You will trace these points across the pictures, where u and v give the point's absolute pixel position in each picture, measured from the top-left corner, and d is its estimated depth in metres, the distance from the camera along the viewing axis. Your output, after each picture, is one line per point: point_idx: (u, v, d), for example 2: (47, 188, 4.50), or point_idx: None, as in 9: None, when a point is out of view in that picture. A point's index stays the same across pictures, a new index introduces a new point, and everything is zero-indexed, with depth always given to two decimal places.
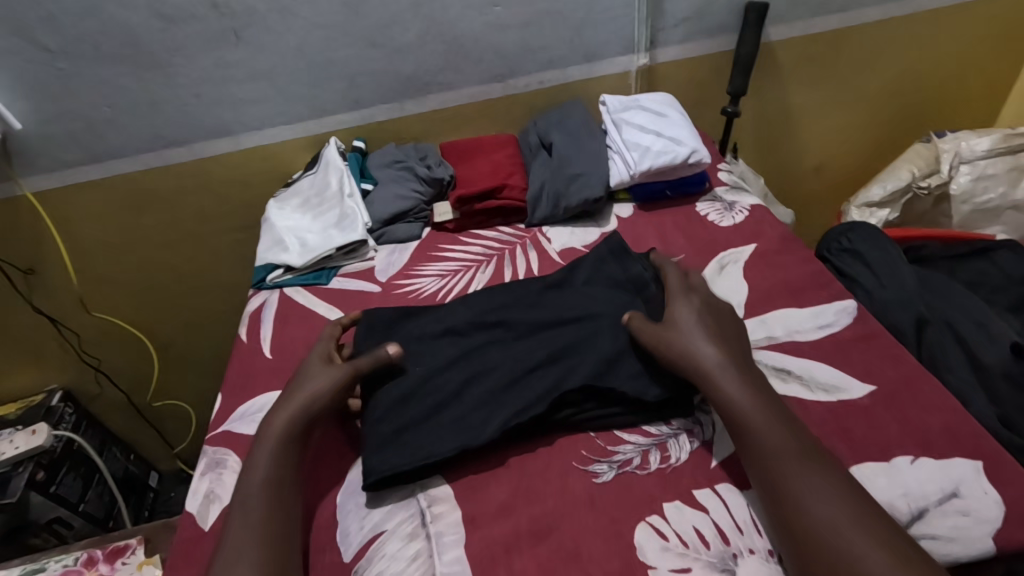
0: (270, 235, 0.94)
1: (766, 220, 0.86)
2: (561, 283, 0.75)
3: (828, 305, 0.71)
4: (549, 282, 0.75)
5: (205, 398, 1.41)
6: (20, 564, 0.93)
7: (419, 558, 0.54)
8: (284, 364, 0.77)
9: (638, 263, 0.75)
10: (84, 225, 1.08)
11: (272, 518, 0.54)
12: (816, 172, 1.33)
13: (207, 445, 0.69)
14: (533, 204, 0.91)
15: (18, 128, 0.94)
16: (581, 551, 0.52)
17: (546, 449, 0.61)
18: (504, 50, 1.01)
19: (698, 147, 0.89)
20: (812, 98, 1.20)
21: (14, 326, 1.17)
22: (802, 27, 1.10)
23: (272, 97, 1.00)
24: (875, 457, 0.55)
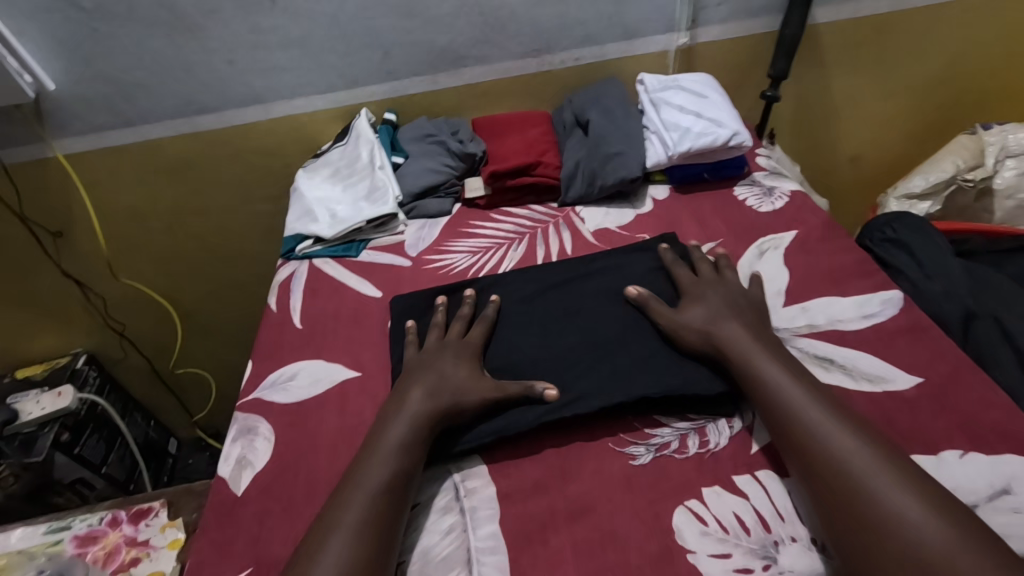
0: (299, 205, 0.93)
1: (807, 207, 0.84)
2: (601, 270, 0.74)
3: (873, 295, 0.69)
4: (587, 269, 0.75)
5: (226, 366, 1.42)
6: (45, 522, 0.94)
7: (453, 532, 0.53)
8: (314, 334, 0.76)
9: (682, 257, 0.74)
10: (113, 190, 1.08)
11: (392, 489, 0.53)
12: (852, 162, 1.30)
13: (237, 411, 0.69)
14: (567, 190, 0.89)
15: (52, 88, 0.94)
16: (618, 532, 0.52)
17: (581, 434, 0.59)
18: (542, 24, 0.99)
19: (740, 129, 0.87)
20: (854, 85, 1.17)
21: (41, 289, 1.18)
22: (849, 9, 1.06)
23: (304, 66, 0.98)
24: (922, 450, 0.54)
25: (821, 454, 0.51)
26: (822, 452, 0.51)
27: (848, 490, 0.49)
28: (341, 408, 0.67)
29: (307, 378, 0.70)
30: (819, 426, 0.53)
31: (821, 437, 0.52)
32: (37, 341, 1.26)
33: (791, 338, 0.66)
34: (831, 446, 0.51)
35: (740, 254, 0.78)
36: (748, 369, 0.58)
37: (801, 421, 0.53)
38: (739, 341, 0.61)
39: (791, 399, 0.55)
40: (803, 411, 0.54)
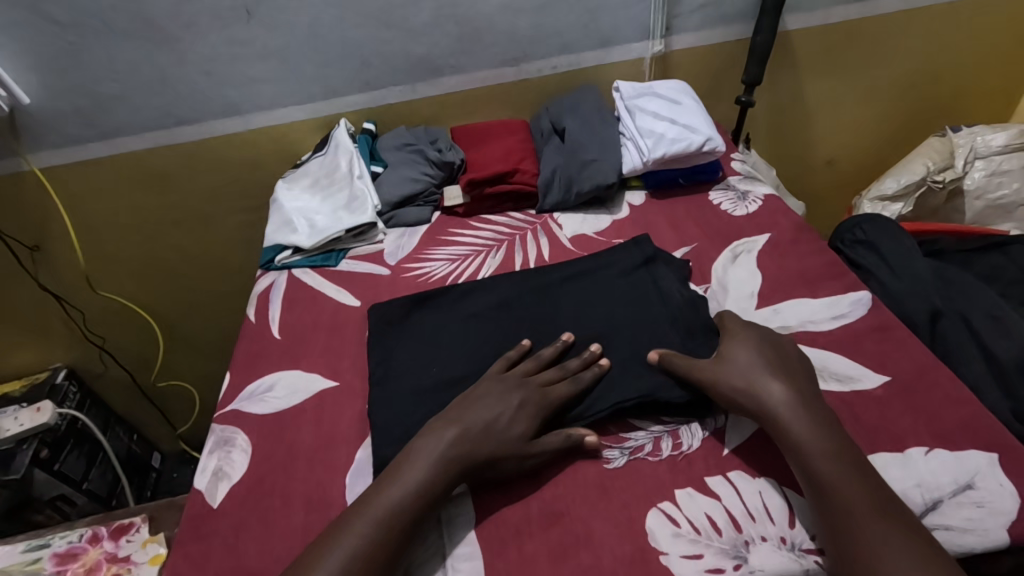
0: (278, 216, 0.93)
1: (780, 210, 0.85)
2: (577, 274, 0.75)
3: (843, 296, 0.70)
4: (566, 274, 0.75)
5: (209, 378, 1.41)
6: (25, 539, 0.93)
7: (429, 538, 0.54)
8: (292, 344, 0.76)
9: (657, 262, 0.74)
10: (91, 203, 1.07)
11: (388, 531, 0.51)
12: (828, 166, 1.32)
13: (215, 423, 0.69)
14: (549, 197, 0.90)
15: (26, 102, 0.93)
16: (591, 535, 0.52)
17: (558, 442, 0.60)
18: (517, 33, 1.00)
19: (713, 135, 0.88)
20: (825, 91, 1.19)
21: (19, 304, 1.17)
22: (819, 16, 1.08)
23: (282, 77, 0.98)
24: (889, 447, 0.55)
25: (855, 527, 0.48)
26: (859, 530, 0.48)
27: (877, 568, 0.45)
28: (318, 418, 0.67)
29: (285, 388, 0.70)
30: (848, 493, 0.49)
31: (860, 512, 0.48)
32: (16, 357, 1.24)
33: None
34: (845, 503, 0.49)
35: (714, 258, 0.79)
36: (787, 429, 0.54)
37: (839, 494, 0.50)
38: (777, 394, 0.56)
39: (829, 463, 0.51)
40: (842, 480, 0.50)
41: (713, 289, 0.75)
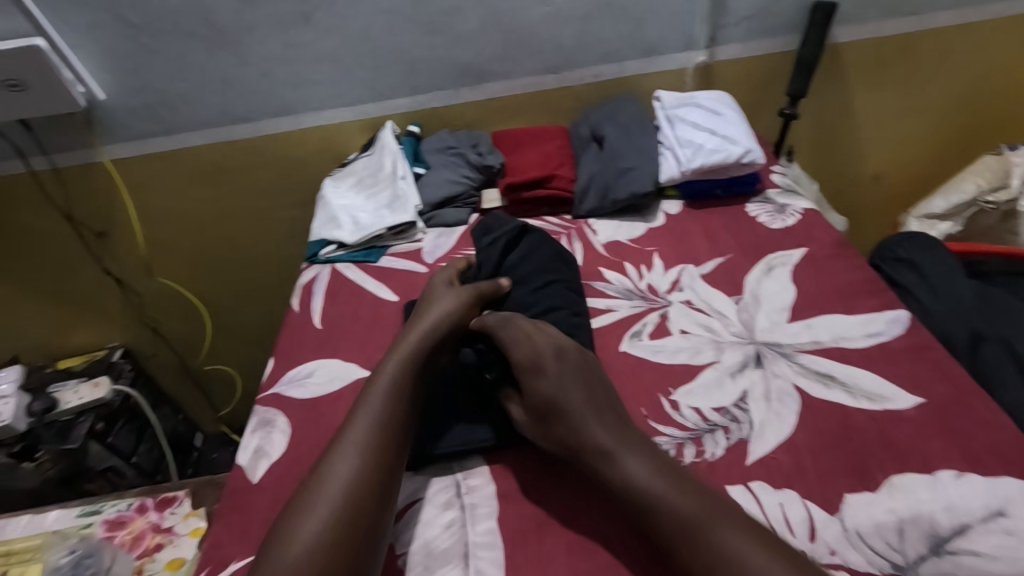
0: (324, 212, 0.98)
1: (819, 225, 0.85)
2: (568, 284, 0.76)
3: (879, 314, 0.70)
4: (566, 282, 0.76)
5: (251, 365, 1.48)
6: (79, 505, 1.00)
7: (452, 526, 0.56)
8: (333, 335, 0.80)
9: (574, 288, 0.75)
10: (152, 193, 1.14)
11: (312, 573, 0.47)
12: (874, 181, 1.29)
13: (258, 405, 0.73)
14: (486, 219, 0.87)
15: (101, 98, 1.01)
16: (608, 535, 0.53)
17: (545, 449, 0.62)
18: (561, 42, 1.02)
19: (753, 147, 0.88)
20: (873, 105, 1.17)
21: (82, 285, 1.25)
22: (870, 29, 1.06)
23: (334, 80, 1.03)
24: (918, 468, 0.55)
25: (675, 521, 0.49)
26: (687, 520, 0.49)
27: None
28: None
29: (324, 376, 0.74)
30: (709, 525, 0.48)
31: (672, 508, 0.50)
32: (78, 334, 1.33)
33: (793, 353, 0.66)
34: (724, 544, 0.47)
35: (748, 269, 0.79)
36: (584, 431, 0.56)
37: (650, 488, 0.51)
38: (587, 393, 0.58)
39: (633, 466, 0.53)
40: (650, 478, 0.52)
41: (745, 300, 0.74)
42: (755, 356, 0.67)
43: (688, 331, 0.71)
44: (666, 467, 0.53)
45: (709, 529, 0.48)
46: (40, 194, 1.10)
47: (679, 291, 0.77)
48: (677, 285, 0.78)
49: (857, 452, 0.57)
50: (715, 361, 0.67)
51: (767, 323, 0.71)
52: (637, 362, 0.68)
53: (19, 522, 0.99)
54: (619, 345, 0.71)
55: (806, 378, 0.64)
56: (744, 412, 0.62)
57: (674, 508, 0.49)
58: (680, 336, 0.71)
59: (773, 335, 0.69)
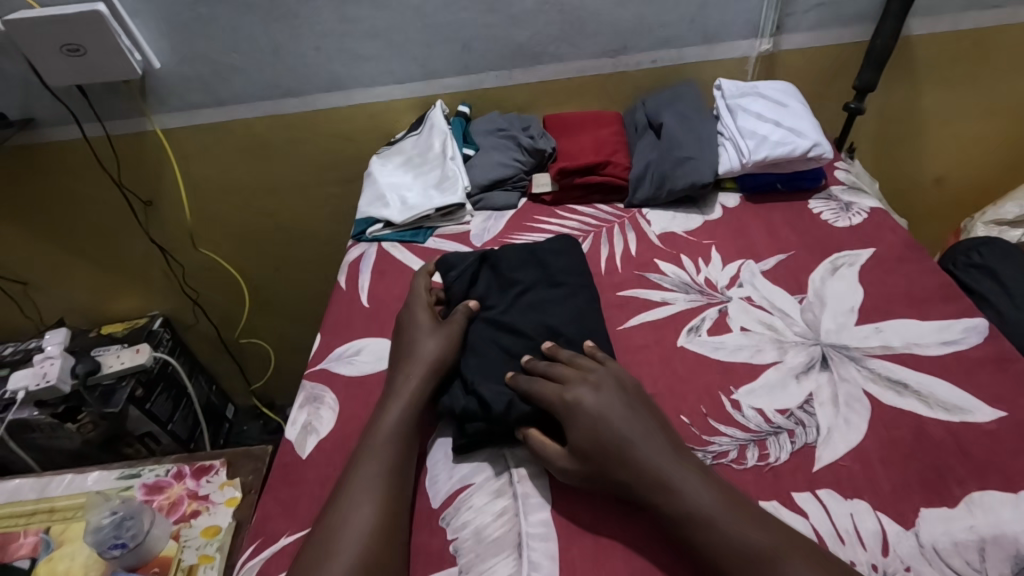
0: (372, 190, 0.97)
1: (888, 225, 0.81)
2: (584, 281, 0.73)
3: (955, 321, 0.66)
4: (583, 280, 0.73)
5: (287, 340, 1.49)
6: (119, 468, 1.02)
7: (505, 514, 0.55)
8: (381, 313, 0.79)
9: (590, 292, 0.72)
10: (199, 165, 1.14)
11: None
12: (936, 184, 1.24)
13: (306, 379, 0.72)
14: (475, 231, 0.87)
15: (156, 67, 1.01)
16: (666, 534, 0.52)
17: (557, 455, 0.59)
18: (621, 25, 0.99)
19: (820, 141, 0.85)
20: (943, 103, 1.11)
21: (127, 252, 1.27)
22: (948, 22, 1.01)
23: (387, 57, 1.02)
24: (1001, 487, 0.52)
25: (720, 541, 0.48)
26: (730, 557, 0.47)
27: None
28: None
29: (372, 354, 0.73)
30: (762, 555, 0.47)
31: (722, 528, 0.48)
32: (121, 301, 1.36)
33: (862, 357, 0.63)
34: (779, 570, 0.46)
35: (812, 268, 0.76)
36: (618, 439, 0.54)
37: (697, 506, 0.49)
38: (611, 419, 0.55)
39: (684, 486, 0.51)
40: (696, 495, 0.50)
41: (809, 300, 0.71)
42: (821, 357, 0.64)
43: (748, 329, 0.68)
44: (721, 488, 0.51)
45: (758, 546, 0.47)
46: (93, 161, 1.11)
47: (738, 287, 0.74)
48: (737, 281, 0.75)
49: (934, 465, 0.54)
50: (778, 361, 0.64)
51: (833, 324, 0.68)
52: (696, 358, 0.66)
53: (63, 480, 1.01)
54: (676, 339, 0.68)
55: (876, 384, 0.61)
56: (810, 416, 0.59)
57: (726, 532, 0.48)
58: (741, 333, 0.68)
59: (840, 337, 0.66)
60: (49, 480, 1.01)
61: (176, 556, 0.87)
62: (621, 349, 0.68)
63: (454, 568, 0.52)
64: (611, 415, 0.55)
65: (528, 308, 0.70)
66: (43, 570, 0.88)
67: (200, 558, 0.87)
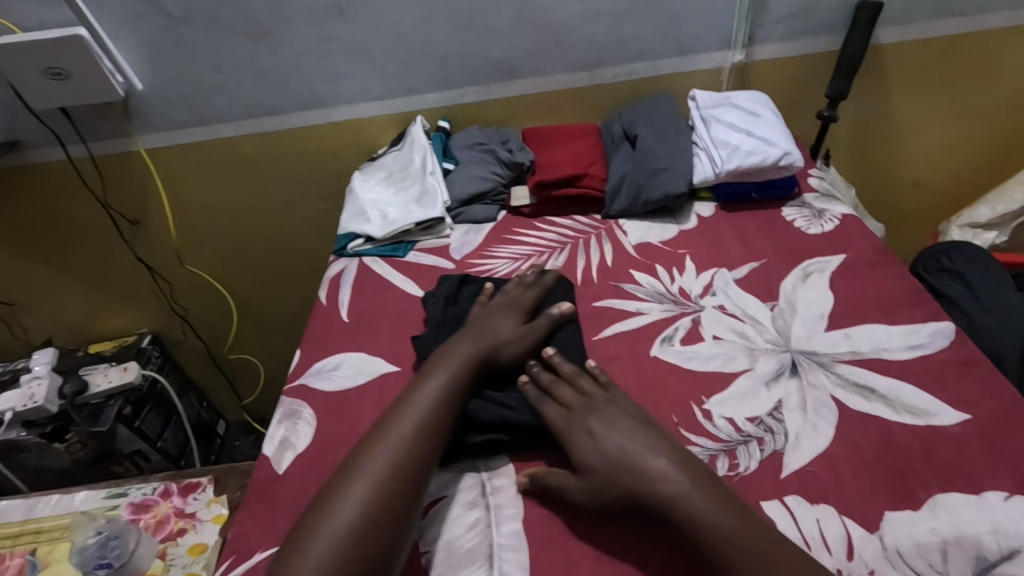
0: (353, 205, 0.98)
1: (859, 231, 0.82)
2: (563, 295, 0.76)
3: (922, 325, 0.67)
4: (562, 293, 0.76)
5: (276, 355, 1.50)
6: (105, 487, 1.01)
7: (477, 526, 0.55)
8: (360, 328, 0.80)
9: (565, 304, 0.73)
10: (184, 183, 1.15)
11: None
12: (914, 188, 1.25)
13: (285, 396, 0.73)
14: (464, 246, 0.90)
15: (139, 88, 1.02)
16: (635, 543, 0.53)
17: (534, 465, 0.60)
18: (596, 39, 1.01)
19: (791, 149, 0.86)
20: (917, 108, 1.13)
21: (114, 271, 1.28)
22: (916, 30, 1.03)
23: (367, 74, 1.03)
24: (963, 488, 0.52)
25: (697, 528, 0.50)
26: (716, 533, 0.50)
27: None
28: (380, 400, 0.70)
29: (351, 369, 0.74)
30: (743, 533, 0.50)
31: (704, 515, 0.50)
32: (110, 319, 1.36)
33: (831, 363, 0.64)
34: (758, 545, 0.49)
35: (784, 275, 0.77)
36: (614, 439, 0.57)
37: (685, 495, 0.51)
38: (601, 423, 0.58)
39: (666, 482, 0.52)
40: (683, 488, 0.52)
41: (781, 307, 0.72)
42: (791, 364, 0.65)
43: (720, 337, 0.69)
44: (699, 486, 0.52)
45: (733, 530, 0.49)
46: (79, 182, 1.13)
47: (711, 296, 0.75)
48: (710, 289, 0.76)
49: (898, 468, 0.55)
50: (749, 369, 0.65)
51: (804, 331, 0.69)
52: (668, 368, 0.67)
53: (50, 501, 1.00)
54: (650, 349, 0.69)
55: (844, 390, 0.61)
56: (779, 423, 0.60)
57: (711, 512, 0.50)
58: (713, 342, 0.69)
59: (809, 343, 0.67)
60: (36, 500, 1.01)
61: None
62: (595, 360, 0.69)
63: None
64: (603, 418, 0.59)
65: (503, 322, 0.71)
66: None
67: None
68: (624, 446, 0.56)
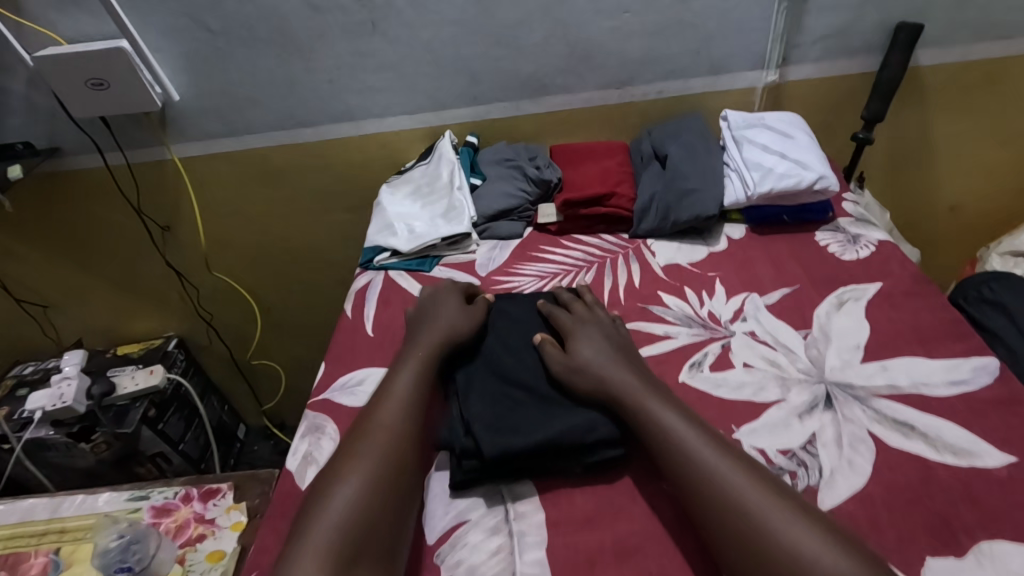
0: (380, 218, 0.98)
1: (897, 258, 0.80)
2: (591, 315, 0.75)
3: (964, 360, 0.65)
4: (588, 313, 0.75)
5: (298, 362, 1.51)
6: (129, 489, 1.02)
7: (500, 553, 0.54)
8: (385, 342, 0.80)
9: None
10: (216, 191, 1.18)
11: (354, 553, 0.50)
12: (951, 212, 1.22)
13: (309, 409, 0.73)
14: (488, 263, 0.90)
15: (176, 99, 1.04)
16: (654, 556, 0.53)
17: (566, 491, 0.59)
18: (627, 57, 1.00)
19: (826, 173, 0.85)
20: (956, 132, 1.10)
21: (144, 275, 1.30)
22: (956, 53, 1.01)
23: (398, 88, 1.04)
24: (1011, 536, 0.50)
25: (734, 511, 0.50)
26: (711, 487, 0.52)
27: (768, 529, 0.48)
28: None
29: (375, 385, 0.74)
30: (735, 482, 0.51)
31: (732, 486, 0.51)
32: (138, 322, 1.39)
33: (867, 398, 0.62)
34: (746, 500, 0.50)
35: (817, 302, 0.75)
36: (650, 419, 0.58)
37: (690, 450, 0.54)
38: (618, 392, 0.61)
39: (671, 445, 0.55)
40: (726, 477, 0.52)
41: (814, 335, 0.70)
42: (825, 396, 0.63)
43: (751, 365, 0.68)
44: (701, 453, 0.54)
45: (732, 490, 0.51)
46: (114, 188, 1.15)
47: (742, 321, 0.74)
48: (741, 314, 0.75)
49: (939, 511, 0.53)
50: (781, 400, 0.63)
51: (838, 361, 0.67)
52: (697, 394, 0.65)
53: (75, 501, 1.01)
54: (678, 374, 0.68)
55: (881, 425, 0.60)
56: (813, 457, 0.58)
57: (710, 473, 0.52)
58: (744, 369, 0.67)
59: (845, 375, 0.65)
60: (62, 499, 1.02)
61: None
62: None
63: None
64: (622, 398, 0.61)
65: (522, 349, 0.70)
66: None
67: None
68: (663, 426, 0.57)
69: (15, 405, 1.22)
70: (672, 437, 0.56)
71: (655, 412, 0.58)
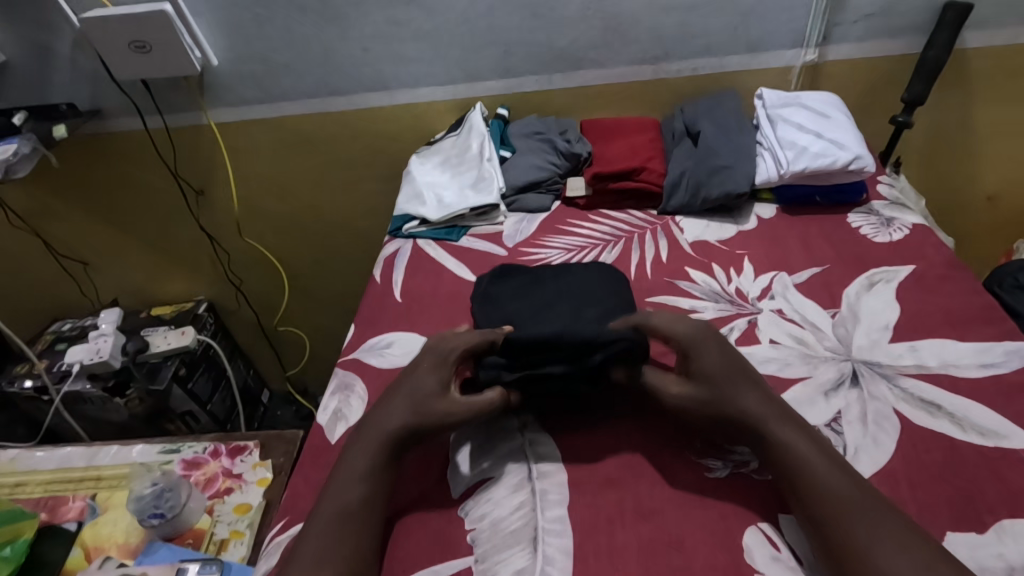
0: (410, 187, 0.99)
1: (931, 241, 0.79)
2: (618, 287, 0.75)
3: (996, 343, 0.64)
4: (615, 287, 0.75)
5: (322, 330, 1.54)
6: (161, 441, 1.04)
7: (523, 508, 0.56)
8: (413, 307, 0.82)
9: (616, 296, 0.73)
10: (249, 156, 1.20)
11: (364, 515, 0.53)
12: (988, 203, 1.19)
13: (339, 368, 0.76)
14: (516, 234, 0.90)
15: (215, 64, 1.06)
16: (671, 515, 0.54)
17: (588, 454, 0.60)
18: (662, 32, 0.99)
19: (863, 154, 0.83)
20: (1000, 119, 1.07)
21: (177, 238, 1.34)
22: (1006, 35, 0.97)
23: (432, 58, 1.04)
24: None
25: (833, 517, 0.48)
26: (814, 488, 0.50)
27: (862, 541, 0.47)
28: None
29: (403, 348, 0.76)
30: (837, 489, 0.50)
31: (831, 487, 0.50)
32: (171, 284, 1.43)
33: (894, 376, 0.62)
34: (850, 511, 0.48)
35: (847, 282, 0.74)
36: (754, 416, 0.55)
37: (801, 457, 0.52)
38: (716, 378, 0.58)
39: (775, 430, 0.54)
40: (825, 481, 0.51)
41: (842, 315, 0.70)
42: (851, 374, 0.63)
43: (777, 342, 0.68)
44: (796, 449, 0.53)
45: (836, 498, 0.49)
46: (153, 152, 1.18)
47: (770, 299, 0.74)
48: (768, 292, 0.75)
49: (962, 488, 0.53)
50: (808, 377, 0.64)
51: (866, 340, 0.67)
52: None
53: (110, 451, 1.04)
54: None
55: (907, 404, 0.60)
56: (837, 434, 0.58)
57: (815, 467, 0.51)
58: (770, 345, 0.68)
59: (872, 354, 0.65)
60: (99, 448, 1.04)
61: (209, 530, 0.90)
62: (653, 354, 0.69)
63: (470, 557, 0.54)
64: (715, 382, 0.58)
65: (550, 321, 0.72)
66: (88, 535, 0.90)
67: (232, 533, 0.90)
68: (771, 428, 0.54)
69: (55, 358, 1.27)
70: (793, 457, 0.53)
71: (777, 429, 0.54)
